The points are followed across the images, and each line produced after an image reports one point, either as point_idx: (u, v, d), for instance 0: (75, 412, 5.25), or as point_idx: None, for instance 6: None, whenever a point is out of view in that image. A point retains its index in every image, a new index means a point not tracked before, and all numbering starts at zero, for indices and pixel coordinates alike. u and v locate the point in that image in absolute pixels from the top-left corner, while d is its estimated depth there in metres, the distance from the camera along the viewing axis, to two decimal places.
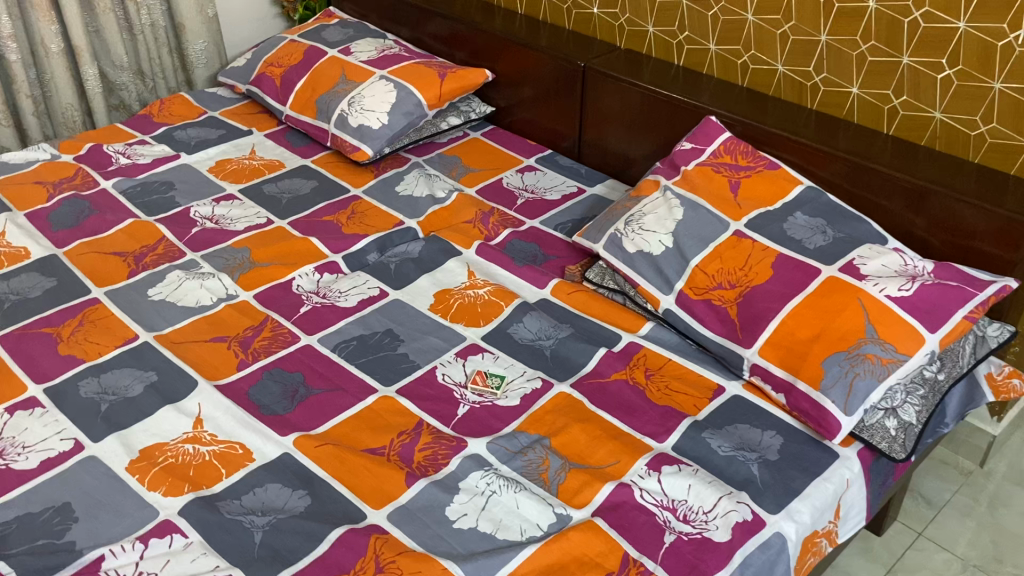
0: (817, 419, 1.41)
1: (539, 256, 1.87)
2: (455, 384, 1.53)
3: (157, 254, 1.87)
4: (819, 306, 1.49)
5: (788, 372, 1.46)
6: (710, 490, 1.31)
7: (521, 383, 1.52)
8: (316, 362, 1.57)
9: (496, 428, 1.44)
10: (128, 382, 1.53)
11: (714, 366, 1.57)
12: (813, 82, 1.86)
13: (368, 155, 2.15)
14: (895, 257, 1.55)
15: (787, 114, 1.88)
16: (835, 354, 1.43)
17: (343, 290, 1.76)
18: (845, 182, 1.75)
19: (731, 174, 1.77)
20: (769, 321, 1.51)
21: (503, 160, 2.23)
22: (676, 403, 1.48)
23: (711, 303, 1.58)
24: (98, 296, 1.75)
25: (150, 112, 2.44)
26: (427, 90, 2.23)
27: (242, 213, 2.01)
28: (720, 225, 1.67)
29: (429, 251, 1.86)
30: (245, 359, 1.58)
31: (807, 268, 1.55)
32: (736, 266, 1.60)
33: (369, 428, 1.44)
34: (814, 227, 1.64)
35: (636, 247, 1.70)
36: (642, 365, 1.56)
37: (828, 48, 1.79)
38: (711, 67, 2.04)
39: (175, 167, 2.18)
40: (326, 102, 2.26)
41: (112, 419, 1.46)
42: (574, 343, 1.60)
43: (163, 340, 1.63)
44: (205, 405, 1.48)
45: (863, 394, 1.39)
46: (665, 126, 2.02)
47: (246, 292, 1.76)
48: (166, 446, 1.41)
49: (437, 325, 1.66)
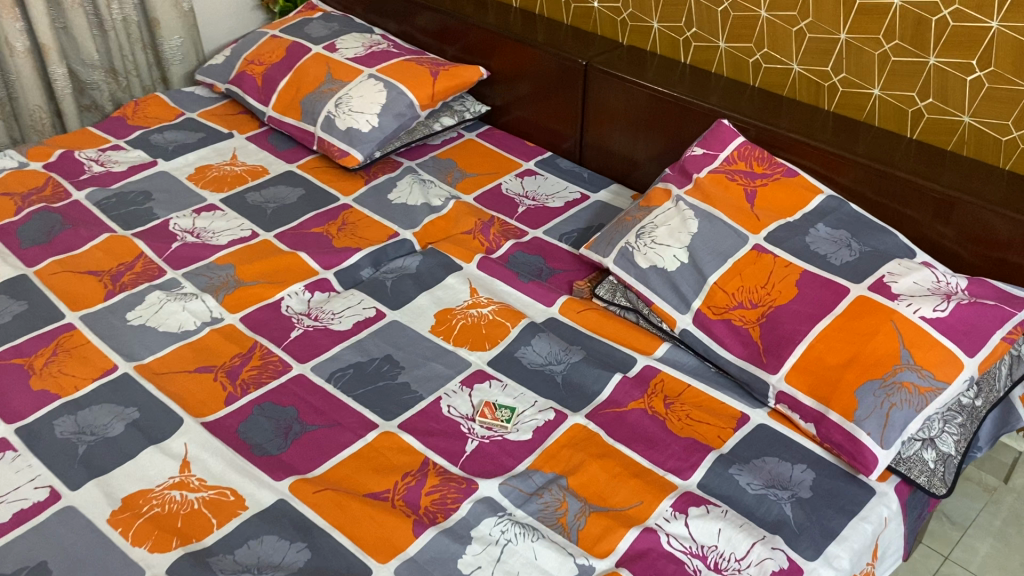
0: (852, 453, 1.32)
1: (544, 270, 1.76)
2: (461, 417, 1.43)
3: (135, 272, 1.74)
4: (849, 329, 1.39)
5: (818, 401, 1.36)
6: (741, 535, 1.22)
7: (533, 415, 1.42)
8: (310, 394, 1.46)
9: (509, 467, 1.34)
10: (107, 420, 1.41)
11: (737, 393, 1.47)
12: (831, 83, 1.76)
13: (358, 160, 2.03)
14: (927, 273, 1.46)
15: (803, 117, 1.78)
16: (869, 382, 1.33)
17: (336, 311, 1.65)
18: (867, 190, 1.65)
19: (747, 182, 1.67)
20: (796, 345, 1.41)
21: (500, 163, 2.12)
22: (700, 435, 1.39)
23: (731, 323, 1.49)
24: (72, 321, 1.62)
25: (123, 114, 2.30)
26: (419, 89, 2.12)
27: (225, 225, 1.89)
28: (739, 238, 1.58)
29: (427, 266, 1.75)
30: (233, 392, 1.47)
31: (834, 286, 1.45)
32: (758, 284, 1.50)
33: (372, 469, 1.33)
34: (838, 240, 1.55)
35: (649, 262, 1.60)
36: (660, 392, 1.47)
37: (848, 47, 1.69)
38: (720, 66, 1.93)
39: (152, 174, 2.05)
40: (312, 103, 2.14)
41: (91, 463, 1.34)
42: (588, 368, 1.50)
43: (144, 371, 1.51)
44: (192, 445, 1.37)
45: (900, 426, 1.30)
46: (673, 128, 1.91)
47: (233, 315, 1.64)
48: (151, 493, 1.29)
49: (439, 349, 1.56)
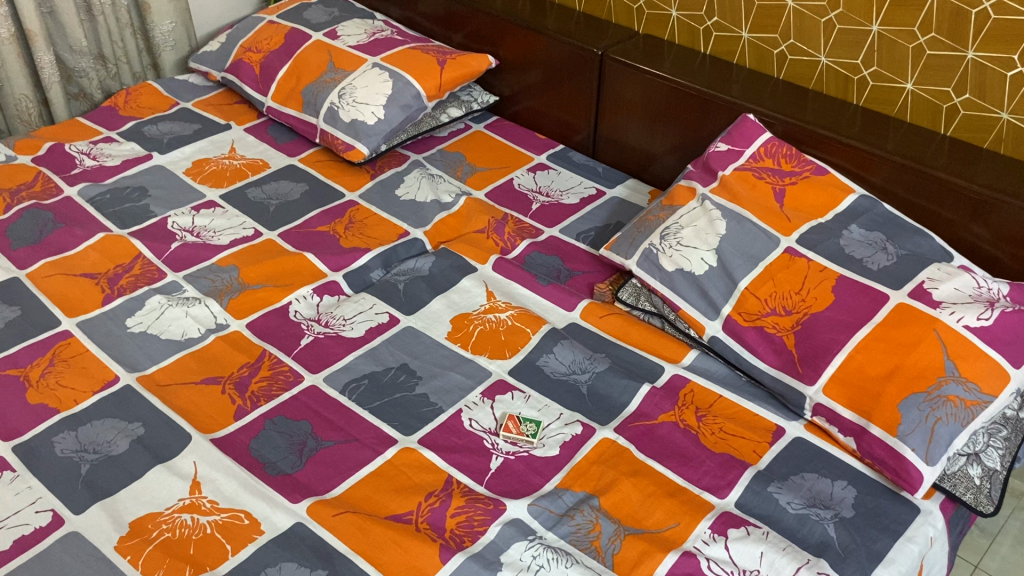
0: (895, 469, 1.26)
1: (563, 272, 1.69)
2: (483, 431, 1.36)
3: (134, 275, 1.66)
4: (890, 338, 1.34)
5: (859, 414, 1.31)
6: (785, 559, 1.16)
7: (559, 428, 1.36)
8: (324, 407, 1.39)
9: (537, 485, 1.28)
10: (111, 436, 1.34)
11: (770, 404, 1.42)
12: (861, 76, 1.69)
13: (363, 154, 1.95)
14: (968, 278, 1.40)
15: (830, 111, 1.71)
16: (912, 395, 1.28)
17: (347, 316, 1.57)
18: (901, 189, 1.59)
19: (775, 180, 1.60)
20: (834, 356, 1.35)
21: (511, 156, 2.05)
22: (735, 450, 1.33)
23: (764, 330, 1.43)
24: (69, 329, 1.54)
25: (114, 104, 2.21)
26: (426, 79, 2.03)
27: (226, 223, 1.80)
28: (770, 241, 1.51)
29: (440, 268, 1.68)
30: (243, 405, 1.40)
31: (872, 293, 1.40)
32: (792, 290, 1.44)
33: (393, 489, 1.27)
34: (873, 243, 1.48)
35: (674, 265, 1.53)
36: (691, 404, 1.41)
37: (880, 40, 1.62)
38: (742, 57, 1.86)
39: (147, 169, 1.96)
40: (313, 93, 2.05)
41: (95, 485, 1.27)
42: (614, 378, 1.44)
43: (147, 383, 1.43)
44: (202, 464, 1.29)
45: (946, 441, 1.25)
46: (693, 122, 1.84)
47: (238, 321, 1.57)
48: (159, 517, 1.22)
49: (458, 358, 1.49)
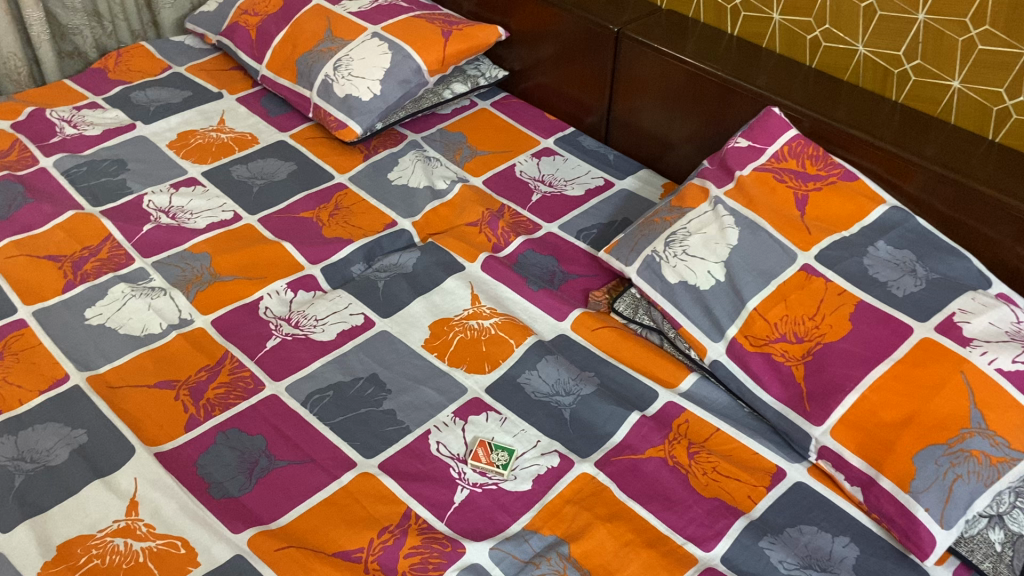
0: (904, 529, 1.12)
1: (557, 275, 1.56)
2: (451, 458, 1.24)
3: (99, 260, 1.56)
4: (910, 379, 1.18)
5: (869, 463, 1.16)
6: None
7: (534, 459, 1.23)
8: (282, 421, 1.28)
9: (502, 525, 1.16)
10: (51, 444, 1.24)
11: (772, 441, 1.28)
12: (902, 70, 1.51)
13: (356, 133, 1.81)
14: (1006, 311, 1.23)
15: (866, 107, 1.54)
16: (930, 447, 1.12)
17: (318, 316, 1.46)
18: (938, 202, 1.42)
19: (798, 185, 1.44)
20: (846, 395, 1.20)
21: (517, 139, 1.90)
22: (727, 495, 1.20)
23: (771, 358, 1.28)
24: (24, 318, 1.45)
25: (104, 66, 2.10)
26: (429, 52, 1.88)
27: (204, 205, 1.69)
28: (785, 256, 1.36)
29: (424, 265, 1.56)
30: (195, 415, 1.29)
31: (894, 324, 1.24)
32: (806, 314, 1.29)
33: (344, 521, 1.15)
34: (900, 264, 1.32)
35: (678, 277, 1.39)
36: (684, 437, 1.27)
37: (926, 30, 1.44)
38: (772, 40, 1.69)
39: (128, 140, 1.85)
40: (308, 63, 1.91)
41: (27, 499, 1.17)
42: (601, 404, 1.30)
43: (97, 384, 1.33)
44: (142, 481, 1.19)
45: (965, 502, 1.10)
46: (713, 112, 1.68)
47: (203, 317, 1.46)
48: (90, 540, 1.12)
49: (432, 370, 1.37)
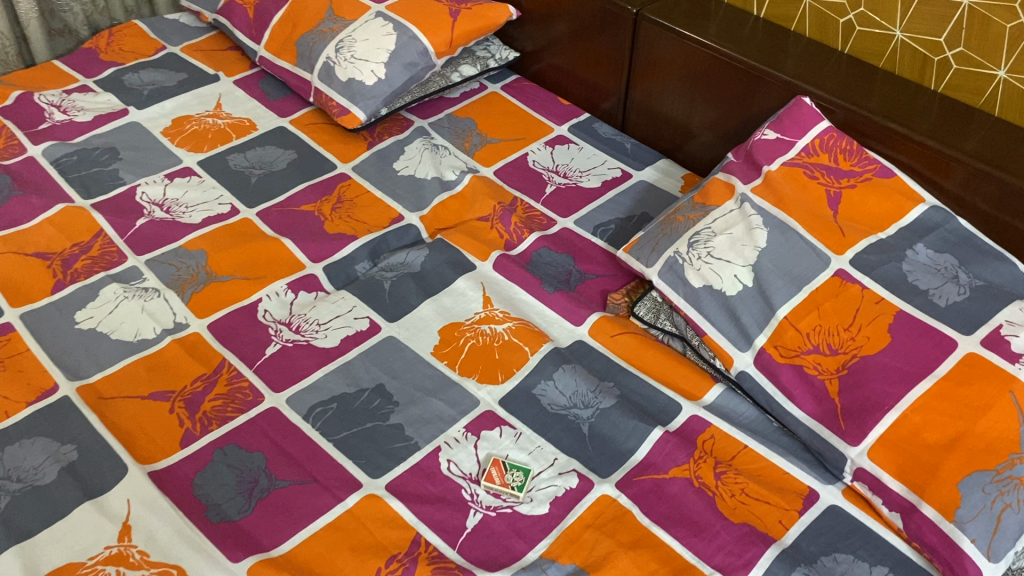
0: (948, 562, 1.04)
1: (573, 275, 1.48)
2: (462, 478, 1.17)
3: (90, 258, 1.48)
4: (954, 398, 1.11)
5: (909, 488, 1.09)
6: None
7: (550, 479, 1.16)
8: (283, 437, 1.21)
9: (519, 553, 1.09)
10: (39, 462, 1.17)
11: (803, 460, 1.21)
12: (943, 57, 1.42)
13: (360, 120, 1.72)
14: None
15: (902, 97, 1.44)
16: (976, 473, 1.05)
17: (322, 320, 1.38)
18: (980, 201, 1.33)
19: (830, 181, 1.35)
20: (885, 414, 1.12)
21: (529, 125, 1.81)
22: (756, 520, 1.13)
23: (803, 371, 1.20)
24: (11, 321, 1.37)
25: (95, 46, 2.00)
26: (436, 33, 1.78)
27: (200, 197, 1.60)
28: (818, 260, 1.27)
29: (433, 264, 1.47)
30: (191, 430, 1.22)
31: (936, 338, 1.16)
32: (841, 324, 1.21)
33: (350, 549, 1.08)
34: (942, 270, 1.24)
35: (702, 280, 1.30)
36: (710, 456, 1.20)
37: (971, 16, 1.35)
38: (802, 24, 1.59)
39: (121, 126, 1.76)
40: (308, 44, 1.81)
41: (12, 523, 1.10)
42: (621, 418, 1.23)
43: (88, 396, 1.26)
44: (136, 504, 1.12)
45: (1013, 533, 1.03)
46: (738, 99, 1.58)
47: (200, 321, 1.38)
48: (79, 570, 1.04)
49: (442, 380, 1.29)
